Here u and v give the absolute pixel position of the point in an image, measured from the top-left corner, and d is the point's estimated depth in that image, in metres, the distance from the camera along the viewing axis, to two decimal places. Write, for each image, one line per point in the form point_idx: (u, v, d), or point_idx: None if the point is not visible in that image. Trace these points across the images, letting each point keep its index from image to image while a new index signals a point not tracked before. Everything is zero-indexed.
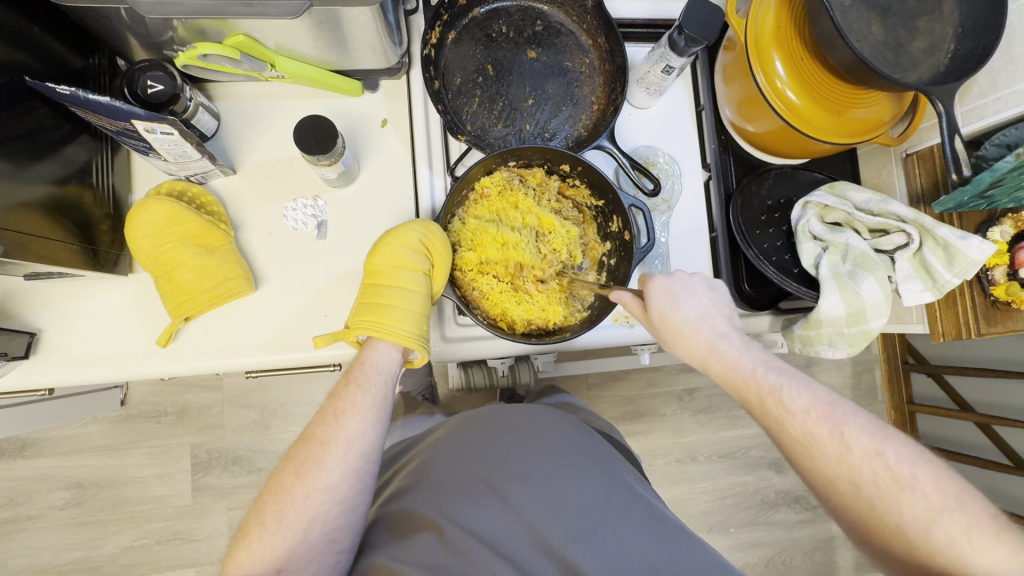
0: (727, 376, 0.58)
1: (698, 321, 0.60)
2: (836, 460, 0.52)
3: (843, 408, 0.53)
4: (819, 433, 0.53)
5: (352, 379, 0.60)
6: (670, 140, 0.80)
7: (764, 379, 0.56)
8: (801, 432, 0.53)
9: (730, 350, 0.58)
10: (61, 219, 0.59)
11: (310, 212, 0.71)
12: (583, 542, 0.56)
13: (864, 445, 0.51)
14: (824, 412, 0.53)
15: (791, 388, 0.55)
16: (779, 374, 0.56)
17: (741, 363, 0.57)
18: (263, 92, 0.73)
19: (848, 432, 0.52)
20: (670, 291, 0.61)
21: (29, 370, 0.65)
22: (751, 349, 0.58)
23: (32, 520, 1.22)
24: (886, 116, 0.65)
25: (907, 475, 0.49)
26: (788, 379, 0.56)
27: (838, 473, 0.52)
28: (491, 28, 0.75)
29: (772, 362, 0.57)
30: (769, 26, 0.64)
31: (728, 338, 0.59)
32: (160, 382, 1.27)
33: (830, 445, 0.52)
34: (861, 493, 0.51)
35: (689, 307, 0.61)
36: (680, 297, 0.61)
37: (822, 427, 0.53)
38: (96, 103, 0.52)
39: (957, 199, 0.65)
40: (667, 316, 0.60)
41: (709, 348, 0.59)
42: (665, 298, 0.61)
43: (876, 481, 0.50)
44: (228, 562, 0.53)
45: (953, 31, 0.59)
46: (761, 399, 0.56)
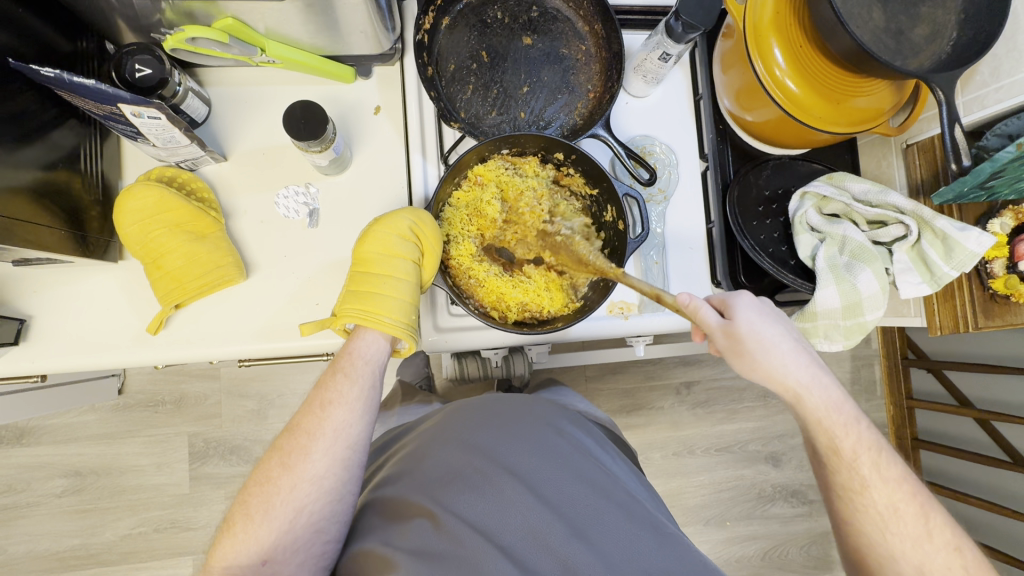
0: (821, 423, 0.58)
1: (796, 350, 0.59)
2: (912, 542, 0.53)
3: (926, 496, 0.55)
4: (905, 510, 0.54)
5: (338, 369, 0.60)
6: (667, 129, 0.79)
7: (857, 438, 0.57)
8: (884, 500, 0.55)
9: (827, 393, 0.59)
10: (49, 205, 0.58)
11: (302, 200, 0.70)
12: (581, 541, 0.55)
13: (947, 537, 0.53)
14: (915, 493, 0.55)
15: (889, 458, 0.56)
16: (871, 438, 0.57)
17: (836, 411, 0.58)
18: (255, 78, 0.72)
19: (930, 517, 0.54)
20: (768, 322, 0.60)
21: (18, 356, 0.65)
22: (846, 403, 0.59)
23: (31, 507, 1.23)
24: (886, 105, 0.63)
25: None
26: (884, 452, 0.57)
27: (909, 553, 0.53)
28: (486, 14, 0.73)
29: (871, 428, 0.58)
30: (768, 13, 0.62)
31: (825, 383, 0.59)
32: (157, 372, 1.27)
33: (911, 525, 0.53)
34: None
35: (786, 334, 0.60)
36: (779, 331, 0.60)
37: (908, 505, 0.54)
38: (82, 86, 0.51)
39: (957, 189, 0.64)
40: (761, 343, 0.58)
41: (805, 381, 0.59)
42: (758, 314, 0.60)
43: (946, 573, 0.52)
44: (212, 553, 0.53)
45: (956, 18, 0.58)
46: (852, 457, 0.56)
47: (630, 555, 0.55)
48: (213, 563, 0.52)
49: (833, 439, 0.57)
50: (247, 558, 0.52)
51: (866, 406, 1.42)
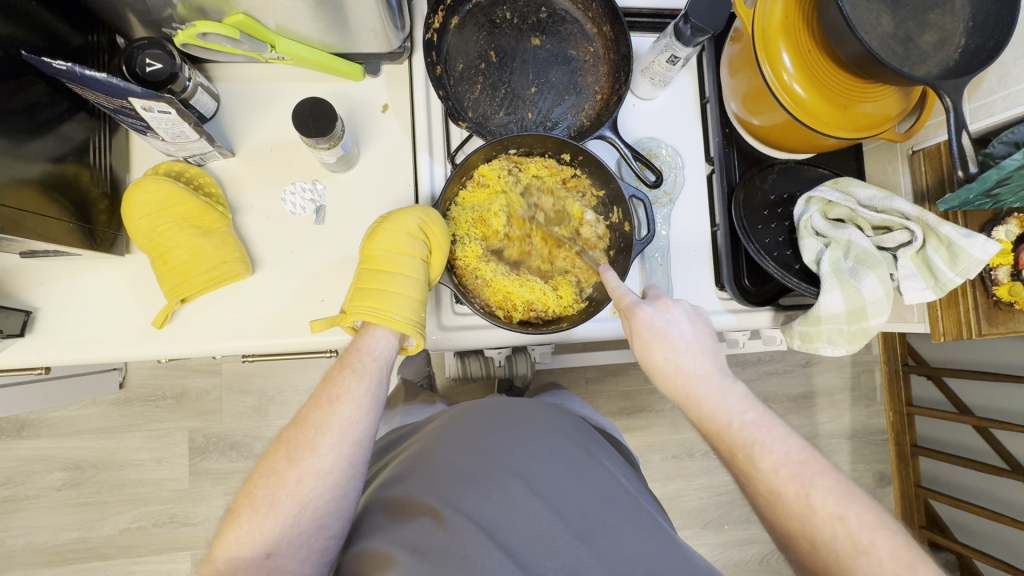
0: (703, 422, 0.55)
1: (683, 359, 0.56)
2: (797, 519, 0.49)
3: (814, 466, 0.50)
4: (786, 491, 0.50)
5: (346, 365, 0.60)
6: (674, 132, 0.79)
7: (739, 428, 0.53)
8: (765, 487, 0.51)
9: (710, 394, 0.55)
10: (57, 197, 0.58)
11: (309, 197, 0.71)
12: (585, 543, 0.55)
13: (828, 507, 0.48)
14: (794, 471, 0.50)
15: (765, 446, 0.52)
16: (753, 424, 0.53)
17: (718, 408, 0.54)
18: (264, 74, 0.72)
19: (813, 490, 0.49)
20: (660, 328, 0.58)
21: (24, 348, 0.65)
22: (732, 394, 0.55)
23: (30, 500, 1.23)
24: (894, 111, 0.64)
25: (866, 542, 0.47)
26: (765, 431, 0.53)
27: (797, 531, 0.49)
28: (494, 14, 0.73)
29: (751, 414, 0.54)
30: (777, 17, 0.62)
31: (713, 376, 0.56)
32: (158, 366, 1.27)
33: (794, 503, 0.49)
34: (771, 509, 0.51)
35: (674, 346, 0.57)
36: (670, 331, 0.57)
37: (787, 487, 0.50)
38: (94, 79, 0.52)
39: (962, 197, 0.64)
40: (649, 354, 0.58)
41: (688, 391, 0.56)
42: (648, 332, 0.58)
43: (834, 545, 0.47)
44: (215, 545, 0.53)
45: (964, 26, 0.58)
46: (729, 445, 0.53)
47: (636, 559, 0.55)
48: (217, 555, 0.52)
49: (718, 437, 0.54)
50: (251, 551, 0.52)
51: (866, 412, 1.43)
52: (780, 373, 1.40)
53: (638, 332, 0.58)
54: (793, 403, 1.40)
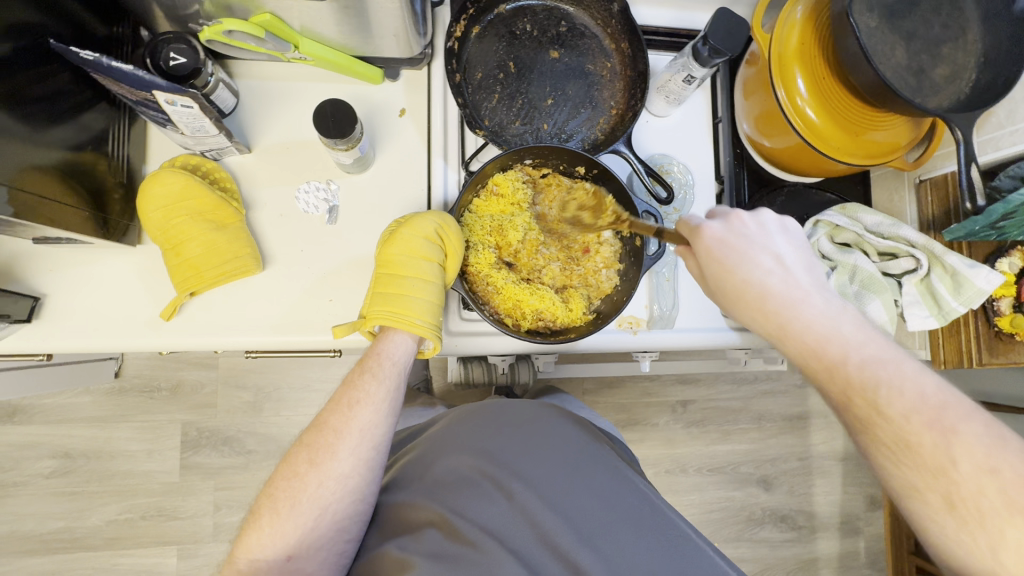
0: (805, 355, 0.51)
1: (772, 279, 0.53)
2: (931, 468, 0.46)
3: (954, 411, 0.46)
4: (917, 438, 0.46)
5: (366, 369, 0.60)
6: (685, 150, 0.80)
7: (860, 363, 0.49)
8: (891, 434, 0.47)
9: (815, 321, 0.51)
10: (72, 184, 0.58)
11: (322, 196, 0.71)
12: (589, 546, 0.57)
13: (975, 459, 0.44)
14: (930, 418, 0.46)
15: (894, 387, 0.48)
16: (876, 359, 0.49)
17: (829, 342, 0.50)
18: (284, 73, 0.73)
19: (957, 438, 0.45)
20: (748, 257, 0.54)
21: (30, 334, 0.65)
22: (846, 324, 0.51)
23: (18, 486, 1.21)
24: (903, 140, 0.65)
25: (1021, 499, 0.42)
26: (892, 369, 0.48)
27: (929, 482, 0.46)
28: (515, 26, 0.75)
29: (878, 352, 0.49)
30: (793, 43, 0.63)
31: (832, 306, 0.52)
32: (156, 357, 1.27)
33: (927, 449, 0.46)
34: (897, 457, 0.47)
35: (759, 264, 0.54)
36: (749, 252, 0.54)
37: (923, 432, 0.46)
38: (120, 70, 0.52)
39: (968, 228, 0.66)
40: (727, 275, 0.54)
41: (783, 317, 0.52)
42: (727, 249, 0.55)
43: (978, 499, 0.44)
44: (237, 545, 0.54)
45: (976, 61, 0.59)
46: (844, 385, 0.49)
47: (637, 561, 0.56)
48: (240, 554, 0.54)
49: (831, 377, 0.50)
50: (273, 553, 0.53)
51: None
52: (776, 394, 1.41)
53: (713, 262, 0.55)
54: (787, 423, 1.42)
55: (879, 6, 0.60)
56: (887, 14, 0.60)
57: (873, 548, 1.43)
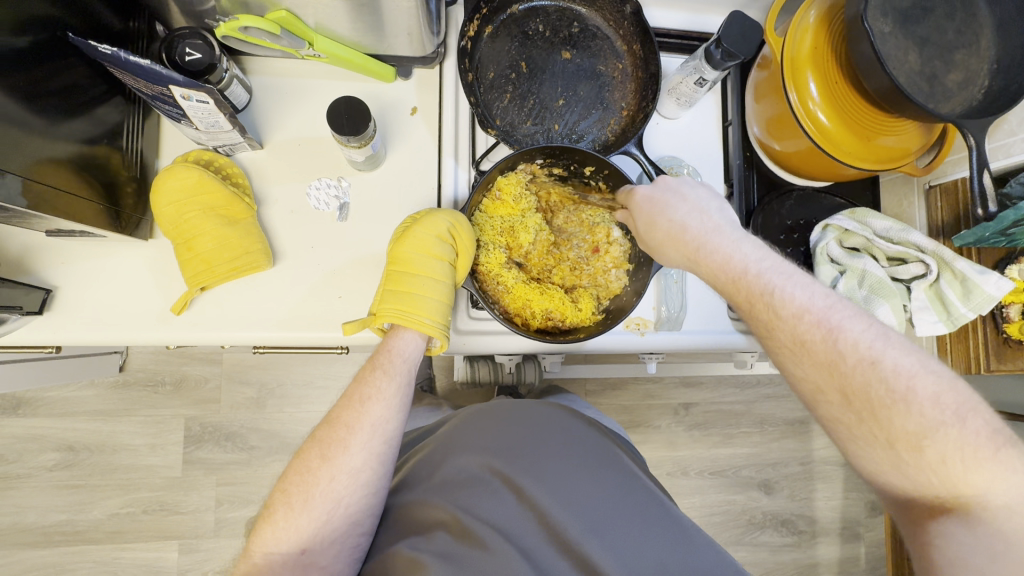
0: (714, 277, 0.55)
1: (688, 216, 0.57)
2: (827, 365, 0.49)
3: (840, 313, 0.50)
4: (812, 339, 0.50)
5: (378, 366, 0.61)
6: (695, 152, 0.80)
7: (757, 275, 0.53)
8: (792, 338, 0.51)
9: (721, 245, 0.55)
10: (87, 177, 0.58)
11: (333, 193, 0.71)
12: (599, 542, 0.57)
13: (861, 353, 0.48)
14: (821, 319, 0.50)
15: (790, 294, 0.52)
16: (774, 272, 0.53)
17: (732, 259, 0.54)
18: (297, 69, 0.73)
19: (843, 336, 0.49)
20: (656, 197, 0.60)
21: (41, 326, 0.65)
22: (746, 245, 0.55)
23: (21, 478, 1.21)
24: (914, 146, 0.65)
25: (904, 388, 0.47)
26: (785, 279, 0.53)
27: (828, 379, 0.50)
28: (528, 26, 0.75)
29: (774, 267, 0.53)
30: (806, 48, 0.64)
31: (734, 226, 0.56)
32: (161, 351, 1.27)
33: (821, 348, 0.50)
34: (797, 359, 0.51)
35: (679, 206, 0.58)
36: (672, 196, 0.59)
37: (812, 331, 0.50)
38: (136, 65, 0.52)
39: (977, 235, 0.66)
40: (655, 218, 0.59)
41: (696, 245, 0.56)
42: (654, 198, 0.59)
43: (869, 389, 0.48)
44: (252, 538, 0.55)
45: (989, 67, 0.60)
46: (746, 294, 0.53)
47: (646, 556, 0.57)
48: (254, 548, 0.54)
49: (737, 291, 0.54)
50: (287, 547, 0.53)
51: None
52: (778, 398, 1.41)
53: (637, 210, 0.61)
54: (790, 427, 1.41)
55: (893, 11, 0.60)
56: (900, 20, 0.60)
57: (874, 554, 1.43)
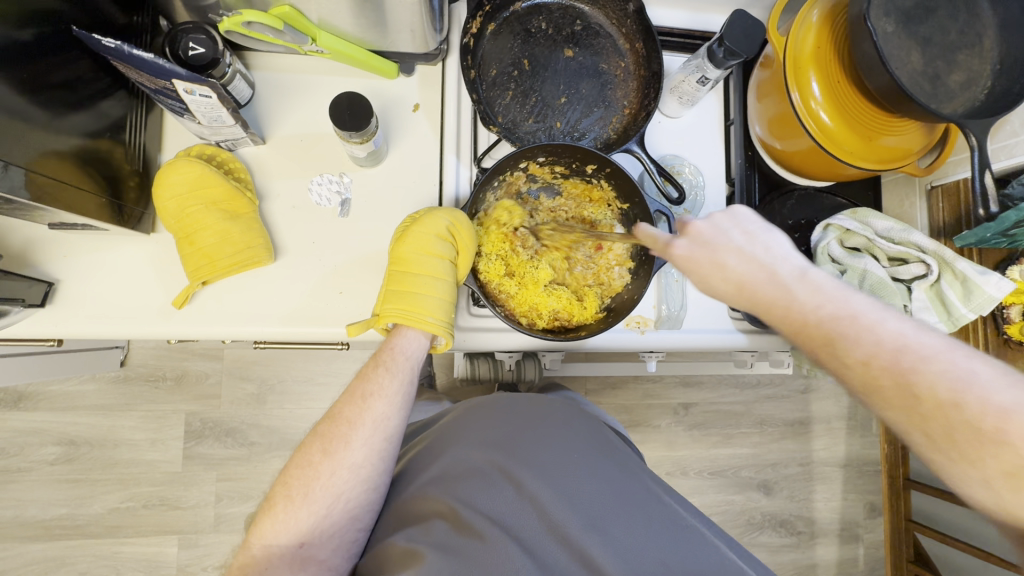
0: (775, 327, 0.53)
1: (735, 268, 0.54)
2: (906, 409, 0.47)
3: (914, 351, 0.47)
4: (885, 384, 0.47)
5: (381, 363, 0.61)
6: (696, 151, 0.80)
7: (819, 322, 0.51)
8: (860, 383, 0.49)
9: (775, 298, 0.53)
10: (90, 171, 0.59)
11: (335, 188, 0.71)
12: (597, 533, 0.57)
13: (941, 395, 0.45)
14: (893, 362, 0.47)
15: (856, 338, 0.49)
16: (836, 316, 0.50)
17: (789, 311, 0.52)
18: (300, 65, 0.73)
19: (920, 377, 0.46)
20: (694, 249, 0.56)
21: (43, 319, 0.65)
22: (802, 290, 0.52)
23: (22, 472, 1.22)
24: (916, 146, 0.65)
25: (994, 427, 0.43)
26: (849, 321, 0.50)
27: (909, 423, 0.47)
28: (530, 23, 0.75)
29: (835, 311, 0.50)
30: (809, 46, 0.64)
31: (789, 270, 0.53)
32: (162, 347, 1.28)
33: (894, 393, 0.47)
34: (872, 402, 0.49)
35: (723, 256, 0.55)
36: (712, 245, 0.55)
37: (884, 375, 0.47)
38: (140, 58, 0.52)
39: (979, 235, 0.67)
40: (699, 273, 0.56)
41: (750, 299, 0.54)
42: (694, 247, 0.56)
43: (954, 432, 0.45)
44: (251, 531, 0.55)
45: (991, 68, 0.60)
46: (809, 343, 0.51)
47: (644, 549, 0.57)
48: (253, 541, 0.54)
49: (800, 341, 0.52)
50: (285, 540, 0.54)
51: (860, 442, 1.44)
52: (778, 398, 1.41)
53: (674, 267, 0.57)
54: (789, 428, 1.41)
55: (896, 11, 0.60)
56: (903, 20, 0.60)
57: (872, 555, 1.43)
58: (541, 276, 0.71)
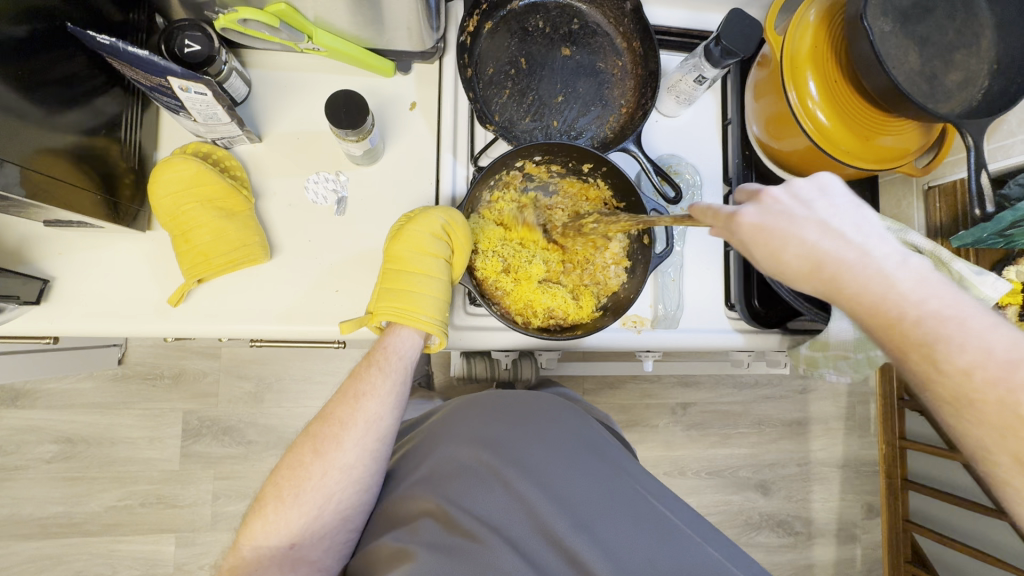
0: (860, 316, 0.48)
1: (821, 247, 0.49)
2: (1003, 428, 0.43)
3: None
4: (985, 397, 0.43)
5: (373, 362, 0.61)
6: (693, 151, 0.80)
7: (918, 320, 0.46)
8: (954, 391, 0.45)
9: (867, 285, 0.47)
10: (86, 168, 0.59)
11: (331, 186, 0.71)
12: (585, 532, 0.57)
13: None
14: (999, 375, 0.43)
15: (960, 343, 0.44)
16: (940, 315, 0.45)
17: (884, 302, 0.47)
18: (297, 63, 0.73)
19: None
20: (768, 223, 0.50)
21: (38, 316, 0.65)
22: (903, 281, 0.47)
23: (19, 470, 1.22)
24: (913, 146, 0.65)
25: None
26: (956, 324, 0.45)
27: (1002, 443, 0.43)
28: (527, 22, 0.74)
29: (938, 308, 0.46)
30: (806, 46, 0.63)
31: (886, 255, 0.48)
32: (160, 345, 1.27)
33: (994, 408, 0.43)
34: (963, 416, 0.45)
35: (806, 233, 0.49)
36: (793, 222, 0.50)
37: (984, 387, 0.43)
38: (135, 56, 0.52)
39: (976, 236, 0.67)
40: (775, 251, 0.50)
41: (835, 284, 0.48)
42: (773, 222, 0.50)
43: None
44: (242, 531, 0.55)
45: (989, 68, 0.59)
46: (900, 341, 0.46)
47: (632, 548, 0.57)
48: (244, 541, 0.54)
49: (890, 337, 0.47)
50: (276, 540, 0.54)
51: (858, 442, 1.44)
52: (776, 399, 1.41)
53: (744, 241, 0.51)
54: (787, 428, 1.41)
55: (893, 11, 0.60)
56: (901, 20, 0.60)
57: (870, 556, 1.43)
58: (535, 271, 0.70)
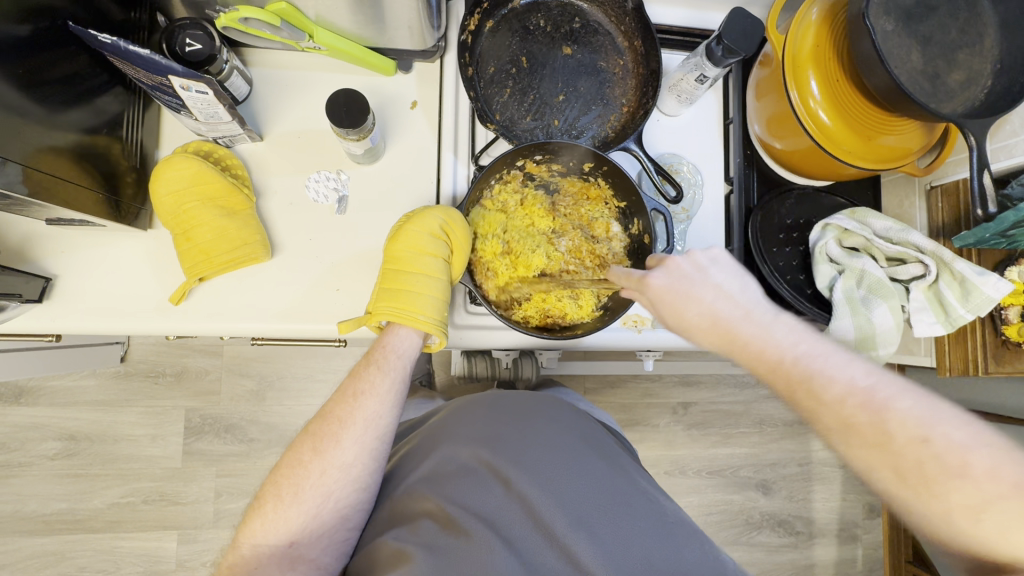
0: (752, 363, 0.53)
1: (717, 304, 0.55)
2: (878, 446, 0.48)
3: (885, 390, 0.49)
4: (863, 420, 0.49)
5: (372, 361, 0.61)
6: (695, 150, 0.80)
7: (795, 361, 0.52)
8: (837, 420, 0.49)
9: (755, 336, 0.53)
10: (88, 167, 0.59)
11: (332, 185, 0.71)
12: (584, 530, 0.57)
13: (910, 433, 0.47)
14: (866, 400, 0.49)
15: (827, 376, 0.51)
16: (811, 354, 0.52)
17: (766, 349, 0.53)
18: (298, 62, 0.73)
19: (892, 414, 0.48)
20: (674, 285, 0.55)
21: (40, 314, 0.65)
22: (778, 329, 0.54)
23: (22, 467, 1.22)
24: (915, 146, 0.65)
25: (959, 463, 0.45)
26: (821, 360, 0.52)
27: (877, 459, 0.48)
28: (529, 21, 0.74)
29: (806, 349, 0.52)
30: (808, 44, 0.63)
31: (761, 310, 0.55)
32: (162, 342, 1.28)
33: (869, 429, 0.48)
34: (849, 442, 0.49)
35: (703, 294, 0.55)
36: (693, 286, 0.55)
37: (859, 413, 0.49)
38: (136, 54, 0.52)
39: (978, 236, 0.66)
40: (679, 311, 0.55)
41: (729, 336, 0.54)
42: (678, 285, 0.55)
43: (921, 469, 0.46)
44: (242, 530, 0.55)
45: (992, 67, 0.59)
46: (785, 381, 0.52)
47: (632, 547, 0.57)
48: (243, 539, 0.54)
49: (776, 377, 0.52)
50: (276, 539, 0.54)
51: None
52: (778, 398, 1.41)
53: (655, 300, 0.56)
54: (788, 428, 1.41)
55: (896, 10, 0.59)
56: (904, 19, 0.59)
57: (871, 556, 1.43)
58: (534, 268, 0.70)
